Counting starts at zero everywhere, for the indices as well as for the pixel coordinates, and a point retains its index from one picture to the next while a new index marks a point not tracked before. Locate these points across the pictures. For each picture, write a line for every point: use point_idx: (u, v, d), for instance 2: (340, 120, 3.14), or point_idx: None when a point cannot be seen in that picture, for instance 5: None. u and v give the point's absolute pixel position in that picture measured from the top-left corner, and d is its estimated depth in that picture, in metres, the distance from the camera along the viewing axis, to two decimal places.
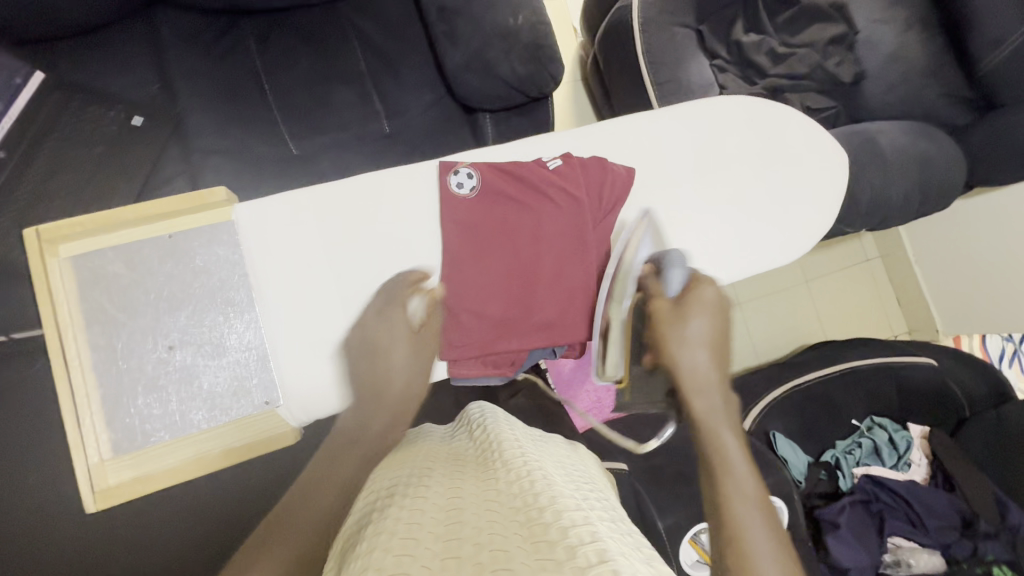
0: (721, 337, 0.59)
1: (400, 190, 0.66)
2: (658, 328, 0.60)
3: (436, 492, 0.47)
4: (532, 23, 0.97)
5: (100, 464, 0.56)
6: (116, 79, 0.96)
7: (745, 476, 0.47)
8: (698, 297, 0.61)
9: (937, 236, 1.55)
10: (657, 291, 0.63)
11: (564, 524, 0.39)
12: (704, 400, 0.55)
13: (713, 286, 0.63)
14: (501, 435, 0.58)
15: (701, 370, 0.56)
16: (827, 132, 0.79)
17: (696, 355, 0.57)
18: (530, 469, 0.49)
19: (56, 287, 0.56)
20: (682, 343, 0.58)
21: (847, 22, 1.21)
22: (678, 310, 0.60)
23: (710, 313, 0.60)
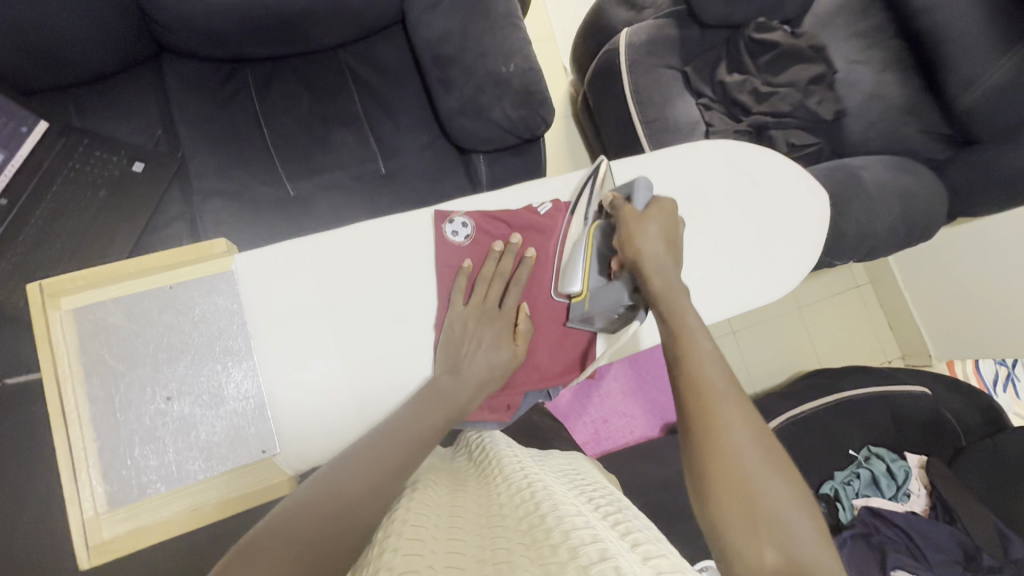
0: (674, 239, 0.65)
1: (395, 236, 0.68)
2: (624, 229, 0.64)
3: (439, 509, 0.48)
4: (524, 70, 1.01)
5: (95, 518, 0.55)
6: (121, 125, 1.01)
7: (723, 382, 0.52)
8: (657, 207, 0.66)
9: (923, 264, 1.58)
10: (623, 204, 0.67)
11: (566, 527, 0.41)
12: (665, 286, 0.61)
13: (670, 200, 0.68)
14: (501, 451, 0.60)
15: (659, 260, 0.62)
16: (807, 172, 0.82)
17: (654, 249, 0.63)
18: (530, 479, 0.51)
19: (57, 340, 0.57)
20: (643, 240, 0.63)
21: (825, 62, 1.28)
22: (640, 217, 0.65)
23: (666, 219, 0.65)
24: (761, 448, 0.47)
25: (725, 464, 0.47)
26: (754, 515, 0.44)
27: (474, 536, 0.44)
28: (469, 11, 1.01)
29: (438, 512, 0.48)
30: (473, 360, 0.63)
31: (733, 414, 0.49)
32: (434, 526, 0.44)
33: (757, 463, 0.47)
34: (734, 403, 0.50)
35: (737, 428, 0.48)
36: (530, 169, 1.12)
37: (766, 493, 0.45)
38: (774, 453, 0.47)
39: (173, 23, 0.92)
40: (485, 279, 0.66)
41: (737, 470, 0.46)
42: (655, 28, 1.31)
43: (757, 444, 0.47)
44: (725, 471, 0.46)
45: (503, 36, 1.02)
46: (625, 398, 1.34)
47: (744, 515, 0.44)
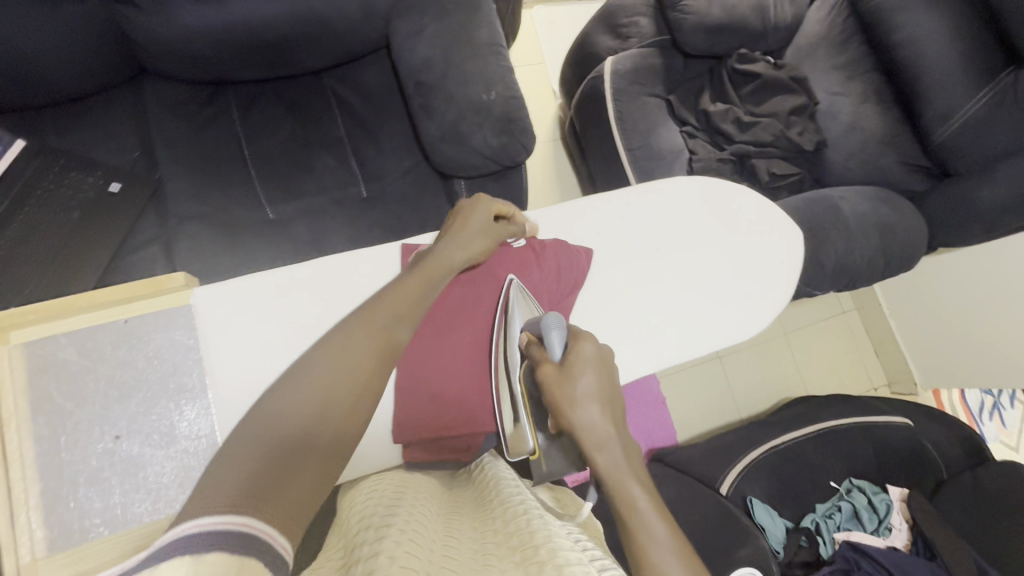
0: (612, 390, 0.55)
1: (359, 271, 0.68)
2: (550, 397, 0.54)
3: (432, 532, 0.46)
4: (506, 98, 1.02)
5: (31, 564, 0.52)
6: (99, 144, 1.00)
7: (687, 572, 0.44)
8: (580, 355, 0.56)
9: (907, 292, 1.59)
10: (542, 357, 0.59)
11: (558, 560, 0.39)
12: (610, 466, 0.50)
13: (593, 343, 0.57)
14: (500, 473, 0.58)
15: (598, 434, 0.51)
16: (781, 210, 0.83)
17: (589, 417, 0.52)
18: (528, 507, 0.49)
19: (3, 375, 0.55)
20: (574, 408, 0.53)
21: (807, 93, 1.29)
22: (566, 373, 0.55)
23: (597, 367, 0.56)
24: None
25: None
26: None
27: (468, 565, 0.42)
28: (452, 38, 1.02)
29: (432, 535, 0.46)
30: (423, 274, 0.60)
31: None
32: (429, 548, 0.42)
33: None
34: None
35: None
36: (512, 195, 1.12)
37: None
38: None
39: (153, 44, 0.92)
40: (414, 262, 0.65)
41: None
42: (639, 57, 1.32)
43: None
44: None
45: (485, 64, 1.02)
46: None
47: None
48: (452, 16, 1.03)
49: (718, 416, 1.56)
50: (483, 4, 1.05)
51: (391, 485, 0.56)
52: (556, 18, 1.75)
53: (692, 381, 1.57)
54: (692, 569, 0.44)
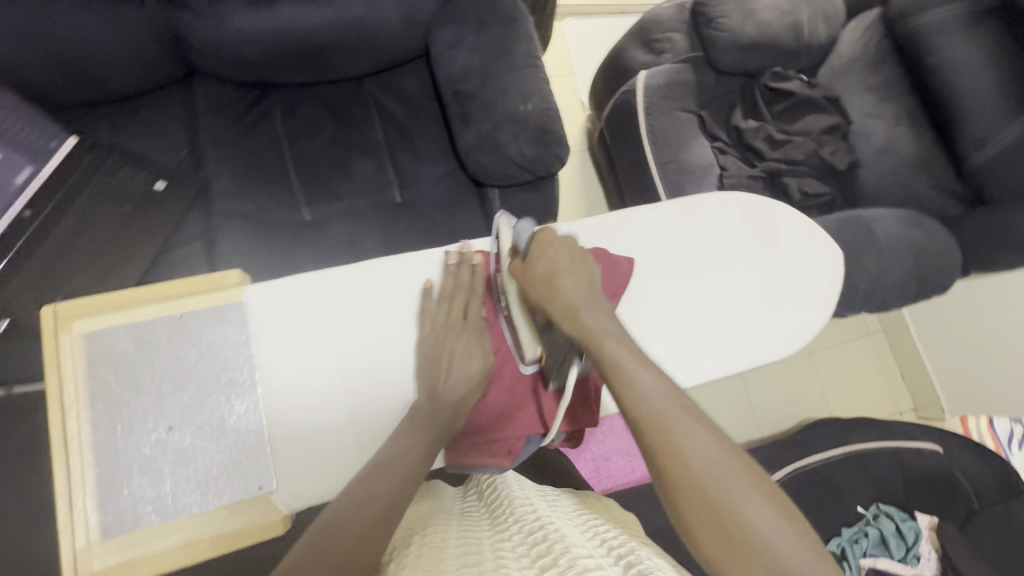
0: (578, 262, 0.62)
1: (404, 275, 0.69)
2: (528, 285, 0.61)
3: (455, 548, 0.49)
4: (542, 109, 1.03)
5: (87, 548, 0.54)
6: (148, 143, 1.03)
7: (669, 402, 0.51)
8: (544, 243, 0.63)
9: (938, 316, 1.56)
10: (514, 256, 0.65)
11: (579, 568, 0.41)
12: (590, 326, 0.57)
13: (550, 230, 0.65)
14: (513, 492, 0.61)
15: (569, 303, 0.59)
16: (820, 228, 0.83)
17: (563, 291, 0.59)
18: (542, 521, 0.52)
19: (66, 365, 0.58)
20: (548, 289, 0.60)
21: (840, 113, 1.29)
22: (532, 261, 0.62)
23: (561, 249, 0.63)
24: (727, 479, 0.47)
25: (690, 492, 0.47)
26: (733, 544, 0.46)
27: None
28: (490, 49, 1.04)
29: (453, 552, 0.48)
30: (450, 373, 0.62)
31: (694, 454, 0.48)
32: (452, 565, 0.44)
33: (724, 479, 0.47)
34: (687, 426, 0.50)
35: (700, 466, 0.48)
36: (544, 205, 1.13)
37: (745, 520, 0.46)
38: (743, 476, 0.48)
39: (205, 48, 0.95)
40: (447, 295, 0.66)
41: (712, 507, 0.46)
42: (672, 72, 1.33)
43: (711, 460, 0.48)
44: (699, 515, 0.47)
45: (522, 75, 1.04)
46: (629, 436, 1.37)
47: (720, 543, 0.46)
48: (491, 27, 1.04)
49: (739, 434, 1.54)
50: (522, 17, 1.07)
51: (409, 522, 0.59)
52: (587, 31, 1.77)
53: (714, 398, 1.56)
54: (670, 395, 0.52)
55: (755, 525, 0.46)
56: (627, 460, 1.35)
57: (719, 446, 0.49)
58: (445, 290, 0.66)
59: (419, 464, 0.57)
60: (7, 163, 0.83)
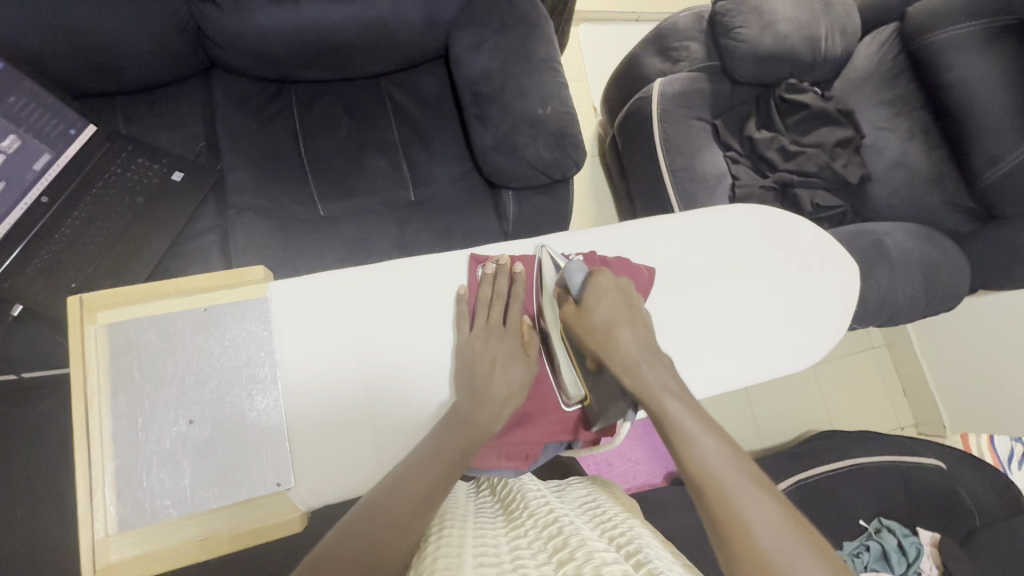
0: (631, 313, 0.63)
1: (427, 275, 0.69)
2: (585, 335, 0.62)
3: (468, 542, 0.48)
4: (560, 113, 1.03)
5: (104, 539, 0.54)
6: (165, 134, 1.04)
7: (733, 469, 0.50)
8: (597, 288, 0.63)
9: (942, 332, 1.56)
10: (566, 301, 0.65)
11: (595, 562, 0.40)
12: (648, 379, 0.59)
13: (605, 273, 0.64)
14: (526, 490, 0.60)
15: (627, 358, 0.60)
16: (836, 241, 0.84)
17: (622, 342, 0.61)
18: (556, 516, 0.51)
19: (89, 354, 0.58)
20: (608, 341, 0.61)
21: (854, 127, 1.29)
22: (587, 309, 0.62)
23: (615, 298, 0.63)
24: (791, 541, 0.44)
25: (757, 564, 0.44)
26: None
27: (502, 570, 0.43)
28: (511, 52, 1.04)
29: (466, 547, 0.47)
30: (493, 380, 0.62)
31: (752, 513, 0.46)
32: (464, 558, 0.44)
33: (792, 553, 0.44)
34: (751, 496, 0.48)
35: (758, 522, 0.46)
36: (557, 209, 1.13)
37: None
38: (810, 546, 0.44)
39: (226, 42, 0.95)
40: (485, 302, 0.67)
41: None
42: (688, 80, 1.34)
43: (776, 530, 0.45)
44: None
45: (541, 79, 1.04)
46: (634, 442, 1.38)
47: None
48: (511, 30, 1.05)
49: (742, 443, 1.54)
50: (542, 21, 1.07)
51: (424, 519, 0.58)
52: (602, 37, 1.77)
53: (717, 407, 1.56)
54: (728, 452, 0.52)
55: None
56: (629, 466, 1.36)
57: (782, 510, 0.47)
58: (483, 297, 0.67)
59: (454, 463, 0.56)
60: (25, 152, 0.84)
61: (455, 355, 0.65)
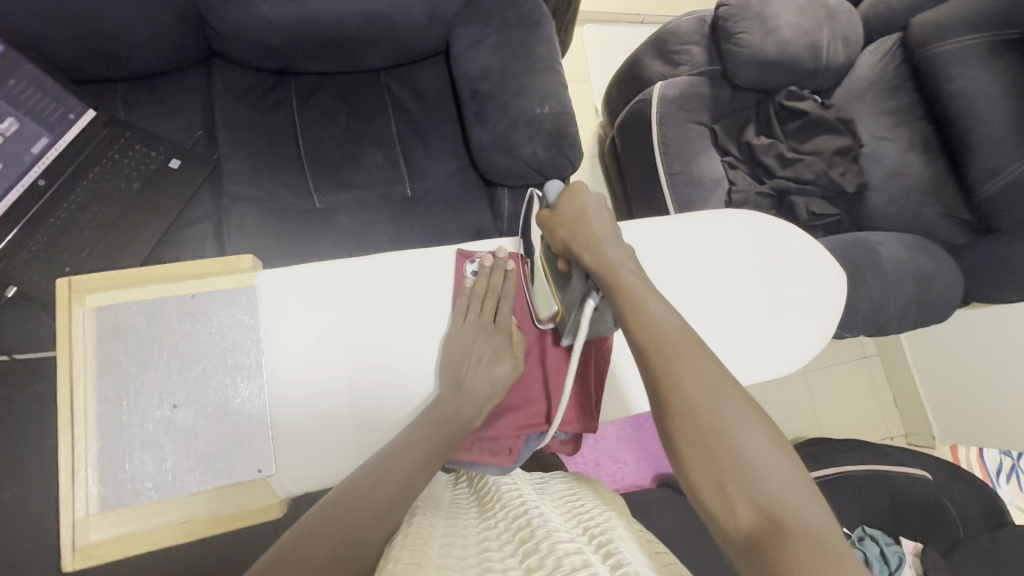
0: (601, 210, 0.65)
1: (415, 269, 0.70)
2: (553, 233, 0.65)
3: (439, 531, 0.49)
4: (558, 113, 1.04)
5: (85, 519, 0.55)
6: (163, 122, 1.04)
7: (681, 336, 0.51)
8: (570, 194, 0.66)
9: (935, 343, 1.57)
10: (543, 208, 0.69)
11: (558, 554, 0.41)
12: (605, 260, 0.59)
13: (583, 184, 0.67)
14: (502, 484, 0.61)
15: (589, 240, 0.61)
16: (825, 249, 0.85)
17: (587, 231, 0.62)
18: (528, 508, 0.52)
19: (77, 336, 0.58)
20: (572, 232, 0.63)
21: (852, 135, 1.29)
22: (555, 210, 0.66)
23: (585, 199, 0.66)
24: (736, 429, 0.44)
25: (685, 418, 0.46)
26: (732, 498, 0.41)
27: (468, 560, 0.44)
28: (512, 51, 1.04)
29: (437, 536, 0.48)
30: (477, 372, 0.62)
31: (699, 394, 0.46)
32: (431, 548, 0.44)
33: (725, 409, 0.45)
34: (695, 359, 0.49)
35: (706, 405, 0.46)
36: None
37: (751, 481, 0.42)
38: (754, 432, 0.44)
39: (227, 32, 0.95)
40: (478, 295, 0.67)
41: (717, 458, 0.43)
42: (688, 84, 1.34)
43: (713, 389, 0.46)
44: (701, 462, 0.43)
45: (540, 78, 1.04)
46: (622, 442, 1.39)
47: (709, 469, 0.43)
48: (513, 29, 1.05)
49: None
50: (544, 19, 1.07)
51: None
52: (606, 38, 1.77)
53: None
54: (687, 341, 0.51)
55: (753, 460, 0.42)
56: (617, 466, 1.37)
57: (729, 394, 0.46)
58: (477, 290, 0.67)
59: (428, 452, 0.56)
60: (22, 135, 0.85)
61: (447, 345, 0.65)
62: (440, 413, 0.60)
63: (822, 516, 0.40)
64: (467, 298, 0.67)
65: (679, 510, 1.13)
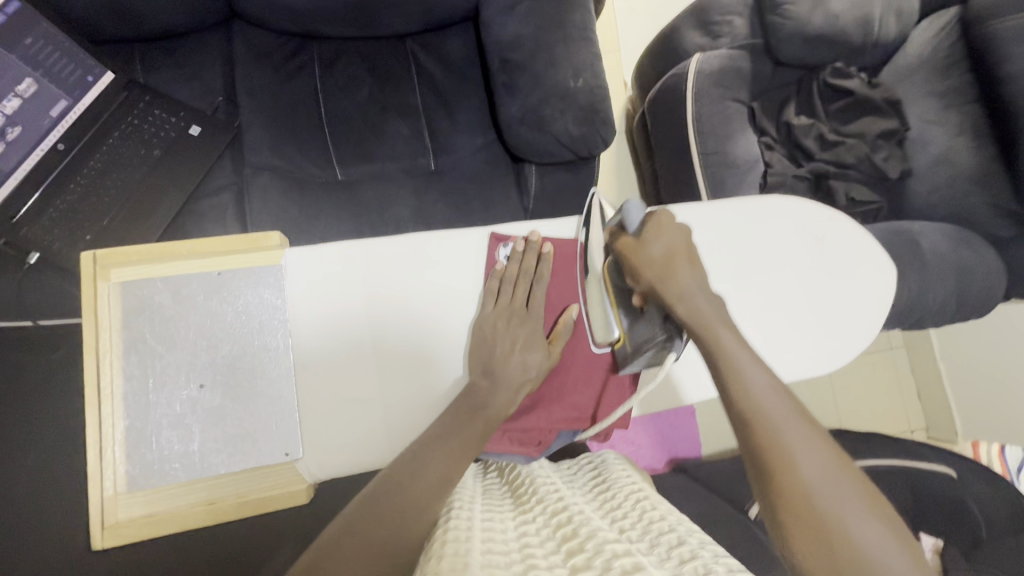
0: (692, 253, 0.60)
1: (445, 251, 0.67)
2: (638, 269, 0.59)
3: (477, 520, 0.48)
4: (592, 87, 0.98)
5: (113, 496, 0.55)
6: (183, 86, 1.01)
7: (782, 404, 0.50)
8: (659, 226, 0.61)
9: (966, 338, 1.51)
10: (622, 233, 0.62)
11: (606, 556, 0.39)
12: (699, 311, 0.56)
13: (666, 211, 0.63)
14: (535, 474, 0.60)
15: (684, 295, 0.56)
16: (875, 241, 0.80)
17: (684, 278, 0.57)
18: (566, 504, 0.50)
19: (101, 311, 0.57)
20: (663, 280, 0.57)
21: (900, 118, 1.21)
22: (641, 242, 0.59)
23: (674, 236, 0.60)
24: (844, 494, 0.45)
25: (808, 525, 0.44)
26: (840, 559, 0.42)
27: (510, 554, 0.42)
28: (544, 17, 0.98)
29: (475, 524, 0.46)
30: (510, 358, 0.60)
31: (798, 445, 0.47)
32: (472, 542, 0.43)
33: (839, 497, 0.45)
34: (794, 427, 0.48)
35: (805, 461, 0.46)
36: (581, 187, 1.10)
37: (861, 544, 0.42)
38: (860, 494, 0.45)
39: None
40: (510, 279, 0.65)
41: (824, 527, 0.43)
42: (727, 58, 1.26)
43: (825, 471, 0.46)
44: (807, 530, 0.43)
45: (573, 48, 0.98)
46: (639, 426, 1.37)
47: (841, 575, 0.42)
48: None
49: None
50: None
51: None
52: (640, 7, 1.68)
53: None
54: (774, 383, 0.51)
55: (876, 554, 0.42)
56: (632, 449, 1.36)
57: (829, 449, 0.47)
58: (508, 274, 0.65)
59: (467, 439, 0.55)
60: (41, 98, 0.83)
61: (475, 330, 0.63)
62: (469, 401, 0.58)
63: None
64: (499, 282, 0.65)
65: (695, 496, 1.13)
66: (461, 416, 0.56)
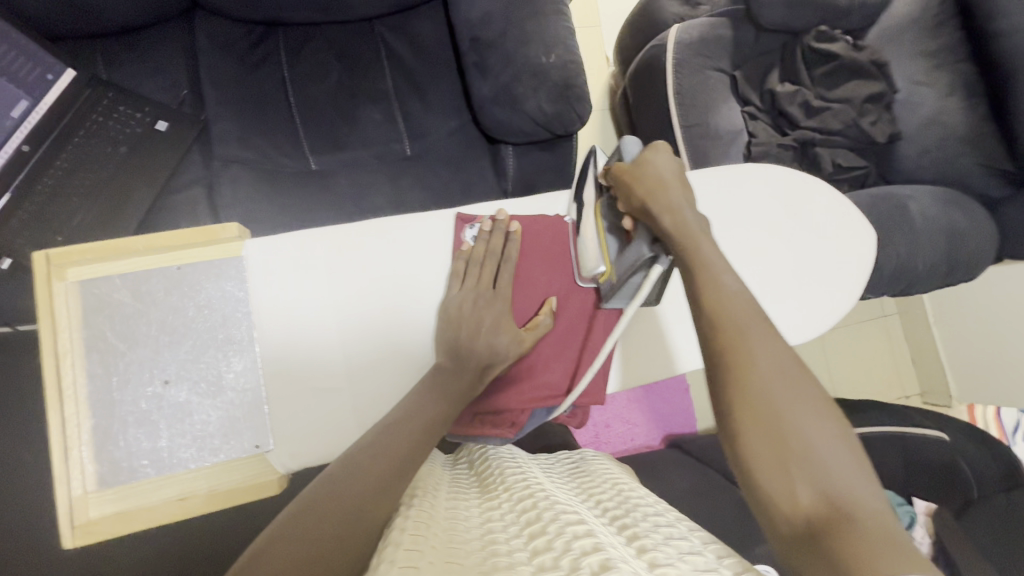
0: (685, 176, 0.59)
1: (410, 235, 0.66)
2: (629, 187, 0.58)
3: (442, 511, 0.48)
4: (565, 62, 0.96)
5: (82, 496, 0.55)
6: (148, 80, 0.99)
7: (747, 307, 0.49)
8: (654, 152, 0.61)
9: (960, 302, 1.50)
10: (617, 161, 0.62)
11: (568, 539, 0.40)
12: (683, 225, 0.55)
13: (664, 144, 0.63)
14: (505, 463, 0.60)
15: (673, 210, 0.56)
16: (855, 206, 0.78)
17: (674, 197, 0.56)
18: (533, 489, 0.51)
19: (59, 311, 0.57)
20: (654, 198, 0.57)
21: (885, 80, 1.18)
22: (635, 164, 0.60)
23: (670, 160, 0.60)
24: (796, 394, 0.44)
25: (750, 405, 0.43)
26: (783, 451, 0.41)
27: (472, 538, 0.43)
28: None
29: (439, 515, 0.47)
30: (478, 339, 0.59)
31: (757, 344, 0.46)
32: (435, 530, 0.43)
33: (790, 394, 0.44)
34: (757, 328, 0.48)
35: (761, 361, 0.45)
36: (560, 166, 1.08)
37: (803, 435, 0.42)
38: (813, 394, 0.44)
39: None
40: (476, 260, 0.64)
41: (770, 415, 0.43)
42: (707, 27, 1.23)
43: (782, 370, 0.45)
44: (753, 418, 0.43)
45: (544, 22, 0.96)
46: (632, 405, 1.37)
47: (776, 457, 0.41)
48: None
49: None
50: None
51: None
52: None
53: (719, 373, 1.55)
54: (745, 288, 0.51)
55: (821, 454, 0.41)
56: (627, 428, 1.36)
57: (790, 356, 0.46)
58: (475, 255, 0.64)
59: (435, 424, 0.54)
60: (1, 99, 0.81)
61: (442, 312, 0.62)
62: (437, 385, 0.57)
63: (875, 492, 0.39)
64: (465, 264, 0.64)
65: (688, 471, 1.13)
66: (430, 401, 0.56)
